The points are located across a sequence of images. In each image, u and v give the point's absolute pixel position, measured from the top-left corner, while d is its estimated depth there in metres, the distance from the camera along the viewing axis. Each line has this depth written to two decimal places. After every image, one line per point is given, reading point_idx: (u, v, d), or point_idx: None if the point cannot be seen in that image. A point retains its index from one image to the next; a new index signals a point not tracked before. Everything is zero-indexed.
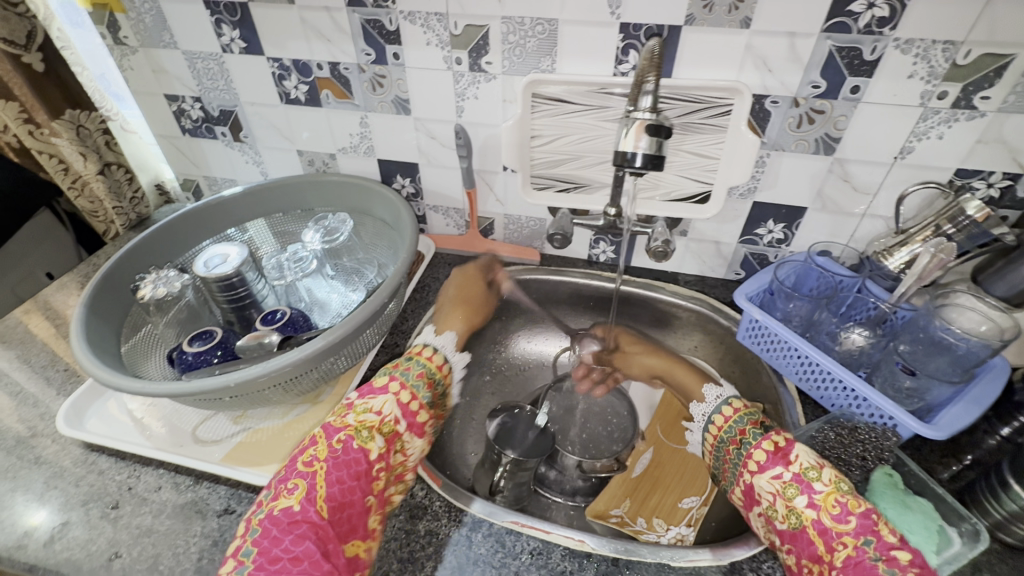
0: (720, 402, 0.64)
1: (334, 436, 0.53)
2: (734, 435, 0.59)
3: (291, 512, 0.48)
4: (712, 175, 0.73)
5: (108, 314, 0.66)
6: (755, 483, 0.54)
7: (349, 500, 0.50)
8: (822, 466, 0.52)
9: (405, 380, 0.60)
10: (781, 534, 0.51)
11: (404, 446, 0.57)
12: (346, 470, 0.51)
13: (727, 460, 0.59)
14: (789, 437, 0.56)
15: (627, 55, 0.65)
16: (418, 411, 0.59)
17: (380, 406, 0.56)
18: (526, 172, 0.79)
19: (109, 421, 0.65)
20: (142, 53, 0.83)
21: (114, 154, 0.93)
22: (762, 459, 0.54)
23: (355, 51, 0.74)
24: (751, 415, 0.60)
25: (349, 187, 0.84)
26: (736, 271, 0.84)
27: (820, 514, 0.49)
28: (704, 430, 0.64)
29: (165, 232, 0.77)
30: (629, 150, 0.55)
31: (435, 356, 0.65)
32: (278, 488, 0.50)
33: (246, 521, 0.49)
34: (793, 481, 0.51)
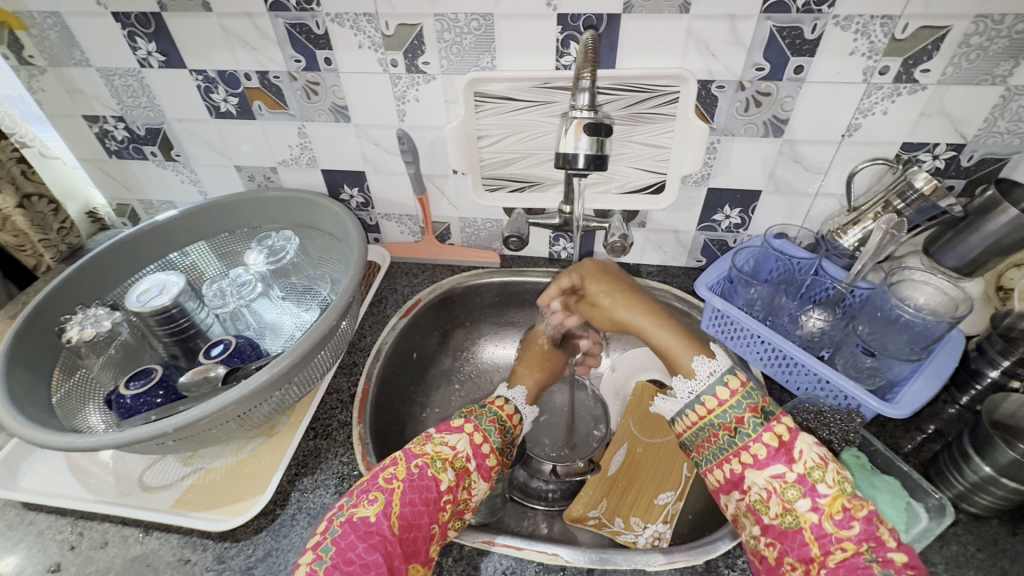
0: (714, 380, 0.54)
1: (412, 460, 0.50)
2: (728, 422, 0.52)
3: (367, 521, 0.45)
4: (665, 165, 0.72)
5: (35, 359, 0.61)
6: (748, 476, 0.50)
7: (417, 522, 0.47)
8: (828, 464, 0.48)
9: (478, 423, 0.57)
10: (768, 529, 0.48)
11: (471, 486, 0.53)
12: (419, 494, 0.48)
13: (711, 442, 0.53)
14: (791, 426, 0.50)
15: (568, 47, 0.63)
16: (489, 454, 0.55)
17: (455, 441, 0.53)
18: (476, 173, 0.76)
19: (47, 475, 0.61)
20: (52, 73, 0.76)
21: (33, 184, 0.85)
22: (763, 454, 0.49)
23: (284, 58, 0.69)
24: (750, 398, 0.52)
25: (293, 202, 0.80)
26: (697, 258, 0.84)
27: (821, 518, 0.46)
28: (687, 410, 0.55)
29: (94, 265, 0.71)
30: (570, 151, 0.53)
31: (507, 407, 0.61)
32: (357, 497, 0.48)
33: (325, 519, 0.47)
34: (795, 482, 0.47)
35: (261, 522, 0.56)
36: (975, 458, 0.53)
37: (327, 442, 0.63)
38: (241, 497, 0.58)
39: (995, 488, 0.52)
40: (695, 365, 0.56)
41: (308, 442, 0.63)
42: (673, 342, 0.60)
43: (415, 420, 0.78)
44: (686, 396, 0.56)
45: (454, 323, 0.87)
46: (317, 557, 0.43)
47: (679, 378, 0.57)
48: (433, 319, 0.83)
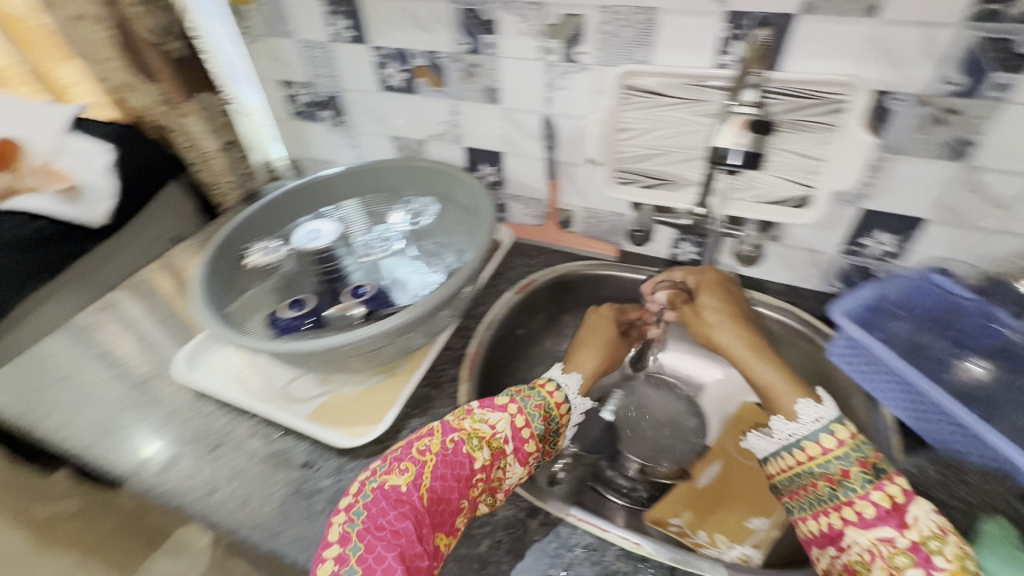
0: (817, 428, 0.52)
1: (448, 435, 0.53)
2: (830, 472, 0.50)
3: (398, 490, 0.48)
4: (816, 177, 0.67)
5: (222, 276, 0.75)
6: (848, 533, 0.47)
7: (446, 497, 0.49)
8: (949, 537, 0.44)
9: (523, 405, 0.57)
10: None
11: (506, 467, 0.54)
12: (450, 470, 0.50)
13: (809, 491, 0.51)
14: (906, 490, 0.47)
15: (730, 46, 0.62)
16: (528, 440, 0.56)
17: (494, 420, 0.55)
18: (611, 165, 0.77)
19: (214, 370, 0.73)
20: (264, 42, 0.90)
21: (234, 133, 1.05)
22: (869, 512, 0.46)
23: (452, 41, 0.76)
24: (859, 452, 0.50)
25: (436, 174, 0.87)
26: (831, 283, 0.77)
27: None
28: (783, 452, 0.54)
29: (272, 207, 0.84)
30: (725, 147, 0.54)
31: (557, 393, 0.61)
32: (391, 466, 0.51)
33: (361, 484, 0.51)
34: (907, 549, 0.44)
35: (373, 448, 0.63)
36: None
37: (437, 391, 0.70)
38: (362, 421, 0.65)
39: None
40: (797, 408, 0.55)
41: (422, 388, 0.70)
42: (774, 381, 0.58)
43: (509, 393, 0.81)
44: (783, 438, 0.55)
45: (562, 309, 0.89)
46: (349, 518, 0.47)
47: (779, 419, 0.56)
48: (545, 300, 0.86)
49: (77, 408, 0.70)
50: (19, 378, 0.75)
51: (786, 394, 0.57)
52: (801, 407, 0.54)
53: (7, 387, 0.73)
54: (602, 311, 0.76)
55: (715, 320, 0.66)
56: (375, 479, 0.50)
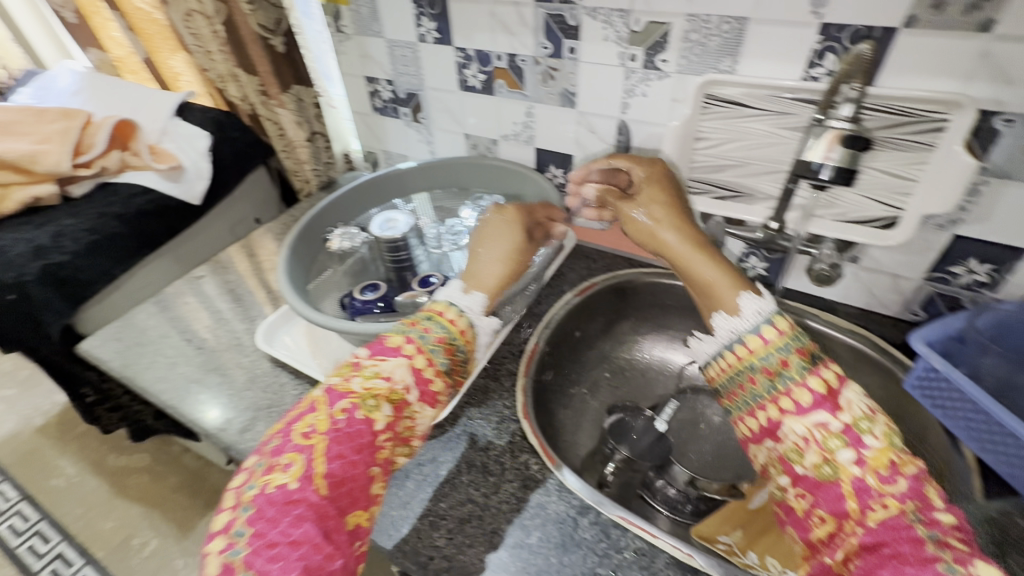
0: (760, 321, 0.49)
1: (336, 404, 0.49)
2: (770, 365, 0.47)
3: (287, 492, 0.43)
4: (906, 199, 0.64)
5: (305, 257, 0.80)
6: (785, 423, 0.45)
7: (346, 477, 0.46)
8: (877, 416, 0.44)
9: (421, 342, 0.53)
10: (799, 481, 0.44)
11: (414, 414, 0.52)
12: (348, 446, 0.47)
13: (744, 389, 0.48)
14: (840, 374, 0.46)
15: (823, 58, 0.60)
16: (433, 379, 0.53)
17: (389, 370, 0.51)
18: (683, 173, 0.76)
19: (290, 345, 0.78)
20: (355, 40, 0.96)
21: (320, 125, 1.12)
22: (806, 400, 0.45)
23: (534, 44, 0.78)
24: (797, 341, 0.47)
25: (507, 173, 0.90)
26: (914, 311, 0.73)
27: (863, 473, 0.42)
28: (724, 352, 0.50)
29: (350, 195, 0.89)
30: (816, 160, 0.53)
31: (459, 321, 0.56)
32: (273, 462, 0.45)
33: (236, 492, 0.45)
34: (840, 431, 0.43)
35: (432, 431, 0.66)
36: None
37: (494, 382, 0.72)
38: None
39: None
40: (739, 302, 0.51)
41: (480, 379, 0.72)
42: (717, 278, 0.53)
43: (565, 393, 0.82)
44: (725, 336, 0.51)
45: (620, 315, 0.89)
46: (229, 543, 0.41)
47: (721, 317, 0.51)
48: (606, 304, 0.87)
49: (170, 367, 0.77)
50: (122, 335, 0.83)
51: (727, 289, 0.52)
52: (743, 301, 0.51)
53: (113, 343, 0.82)
54: (506, 211, 0.66)
55: (656, 215, 0.59)
56: (254, 482, 0.45)
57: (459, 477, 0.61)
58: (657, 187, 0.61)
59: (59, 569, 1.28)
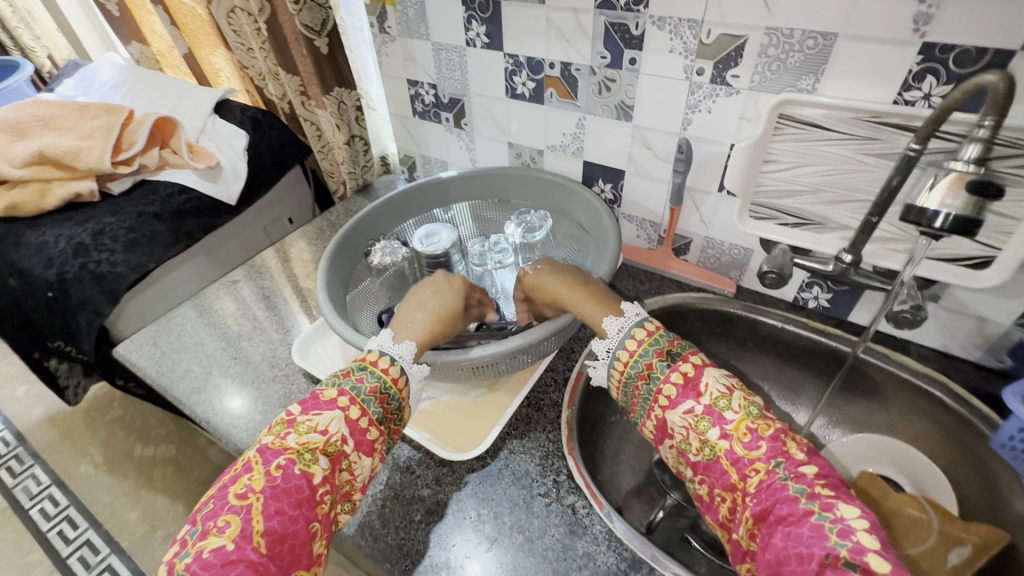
0: (623, 335, 0.56)
1: (272, 462, 0.47)
2: (640, 370, 0.54)
3: (224, 553, 0.42)
4: (1006, 238, 0.58)
5: (343, 269, 0.77)
6: (667, 418, 0.51)
7: (288, 532, 0.45)
8: (733, 393, 0.50)
9: (354, 394, 0.53)
10: (695, 467, 0.50)
11: (351, 466, 0.51)
12: (286, 502, 0.45)
13: (638, 393, 0.54)
14: (698, 363, 0.52)
15: (921, 80, 0.54)
16: (368, 428, 0.52)
17: (325, 424, 0.50)
18: (747, 198, 0.71)
19: (325, 359, 0.77)
20: (399, 42, 0.92)
21: (360, 128, 1.08)
22: (672, 394, 0.51)
23: (591, 54, 0.73)
24: (656, 344, 0.54)
25: (554, 187, 0.85)
26: (999, 357, 0.67)
27: (732, 445, 0.47)
28: (611, 368, 0.57)
29: (392, 204, 0.85)
30: (931, 206, 0.43)
31: (392, 368, 0.56)
32: (206, 526, 0.44)
33: (172, 565, 0.43)
34: (705, 414, 0.49)
35: (472, 464, 0.63)
36: None
37: (537, 414, 0.68)
38: (461, 434, 0.65)
39: None
40: (603, 323, 0.58)
41: (523, 409, 0.69)
42: (585, 305, 0.61)
43: (604, 422, 0.74)
44: (604, 356, 0.57)
45: None
46: None
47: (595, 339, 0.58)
48: None
49: (204, 378, 0.76)
50: (157, 340, 0.82)
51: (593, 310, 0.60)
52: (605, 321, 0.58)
53: (148, 348, 0.81)
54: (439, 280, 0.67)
55: (539, 274, 0.67)
56: (189, 552, 0.43)
57: (502, 518, 0.57)
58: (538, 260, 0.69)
59: (87, 557, 1.29)
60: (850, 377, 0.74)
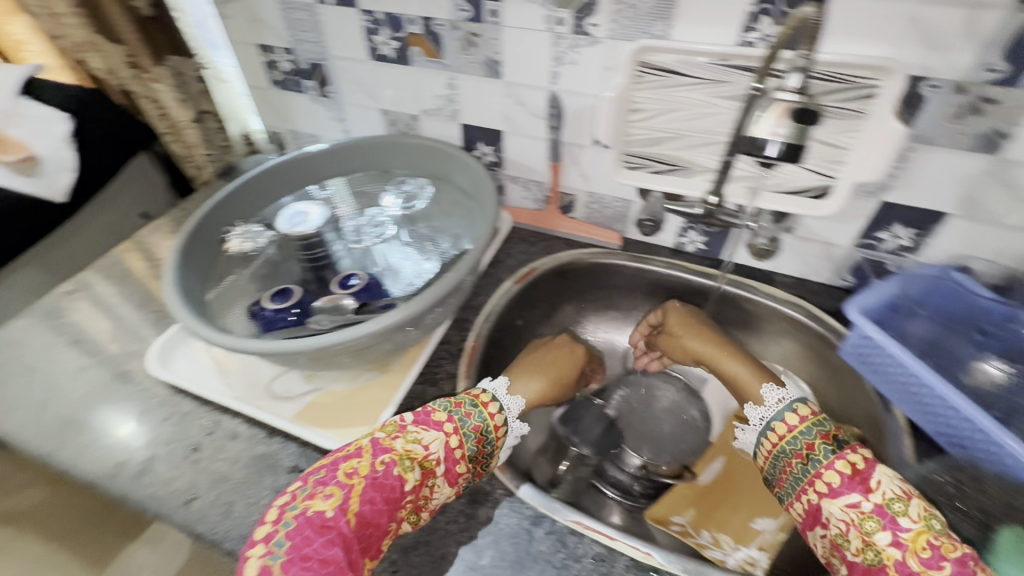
0: (782, 406, 0.58)
1: (379, 456, 0.49)
2: (799, 448, 0.54)
3: (323, 517, 0.45)
4: (838, 167, 0.63)
5: (200, 263, 0.69)
6: (824, 506, 0.49)
7: (376, 521, 0.46)
8: (912, 498, 0.47)
9: (459, 425, 0.54)
10: (853, 567, 0.47)
11: (433, 487, 0.51)
12: (381, 493, 0.47)
13: (788, 472, 0.54)
14: (867, 457, 0.51)
15: (758, 21, 0.57)
16: (460, 461, 0.53)
17: (428, 441, 0.51)
18: (619, 149, 0.71)
19: (192, 365, 0.68)
20: (240, 1, 0.82)
21: (208, 102, 0.97)
22: (835, 482, 0.49)
23: (451, 7, 0.69)
24: (821, 426, 0.55)
25: (431, 152, 0.81)
26: (844, 277, 0.75)
27: (905, 556, 0.45)
28: (761, 438, 0.58)
29: (252, 186, 0.77)
30: (764, 136, 0.48)
31: (497, 416, 0.57)
32: (314, 488, 0.47)
33: (280, 507, 0.47)
34: (873, 513, 0.47)
35: None
36: None
37: (433, 388, 0.66)
38: (355, 423, 0.62)
39: None
40: (763, 393, 0.61)
41: (418, 385, 0.66)
42: (744, 373, 0.65)
43: None
44: (758, 423, 0.60)
45: (564, 298, 0.84)
46: (268, 550, 0.43)
47: (750, 404, 0.62)
48: (544, 291, 0.82)
49: (43, 406, 0.65)
50: None
51: (753, 384, 0.64)
52: (766, 390, 0.61)
53: None
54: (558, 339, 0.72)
55: (676, 329, 0.74)
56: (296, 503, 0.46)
57: None
58: (680, 313, 0.75)
59: None
60: (727, 312, 0.79)
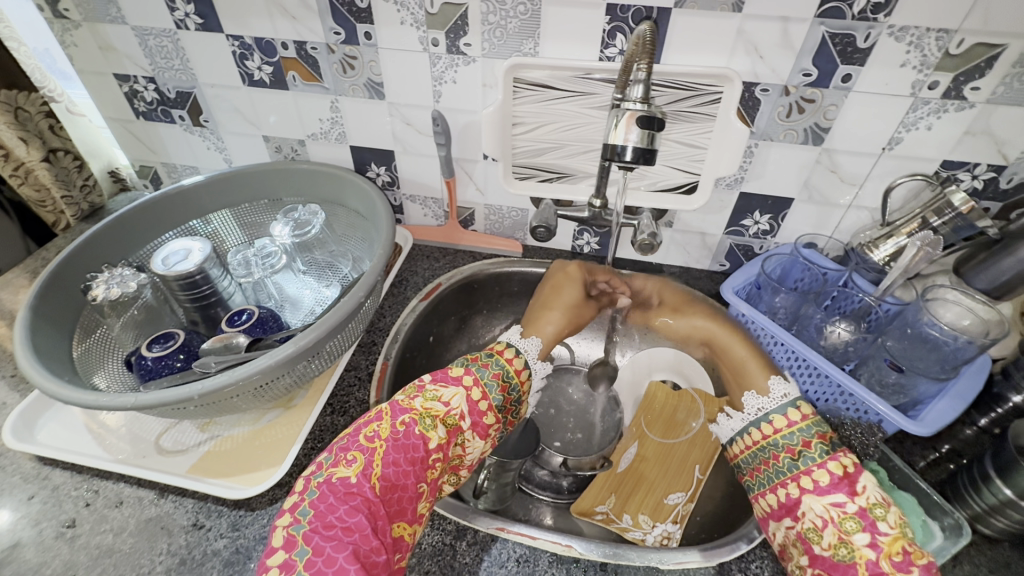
0: (785, 402, 0.56)
1: (398, 418, 0.50)
2: (792, 444, 0.53)
3: (347, 484, 0.45)
4: (700, 165, 0.71)
5: (58, 314, 0.62)
6: (805, 501, 0.50)
7: (401, 483, 0.47)
8: (890, 506, 0.48)
9: (479, 376, 0.56)
10: (817, 561, 0.48)
11: (465, 442, 0.54)
12: (404, 454, 0.48)
13: (769, 465, 0.54)
14: (856, 464, 0.51)
15: (613, 38, 0.62)
16: (486, 412, 0.55)
17: (448, 397, 0.53)
18: (507, 161, 0.76)
19: (62, 432, 0.61)
20: (87, 28, 0.76)
21: (59, 139, 0.86)
22: (824, 480, 0.49)
23: (323, 30, 0.68)
24: (819, 427, 0.54)
25: (321, 176, 0.78)
26: (720, 262, 0.83)
27: (878, 557, 0.45)
28: (749, 429, 0.57)
29: (119, 225, 0.70)
30: (619, 142, 0.52)
31: (518, 361, 0.61)
32: (338, 456, 0.48)
33: (305, 479, 0.47)
34: (855, 514, 0.47)
35: (276, 493, 0.57)
36: (996, 481, 0.53)
37: (343, 418, 0.64)
38: (258, 468, 0.58)
39: (1012, 512, 0.52)
40: (769, 384, 0.59)
41: (325, 417, 0.64)
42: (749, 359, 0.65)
43: None
44: (753, 413, 0.58)
45: (473, 310, 0.86)
46: (295, 519, 0.43)
47: (750, 393, 0.59)
48: (452, 304, 0.83)
49: None
50: None
51: (756, 375, 0.62)
52: (772, 381, 0.59)
53: None
54: (568, 266, 0.78)
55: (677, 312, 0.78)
56: (321, 471, 0.47)
57: None
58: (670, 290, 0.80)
59: None
60: None
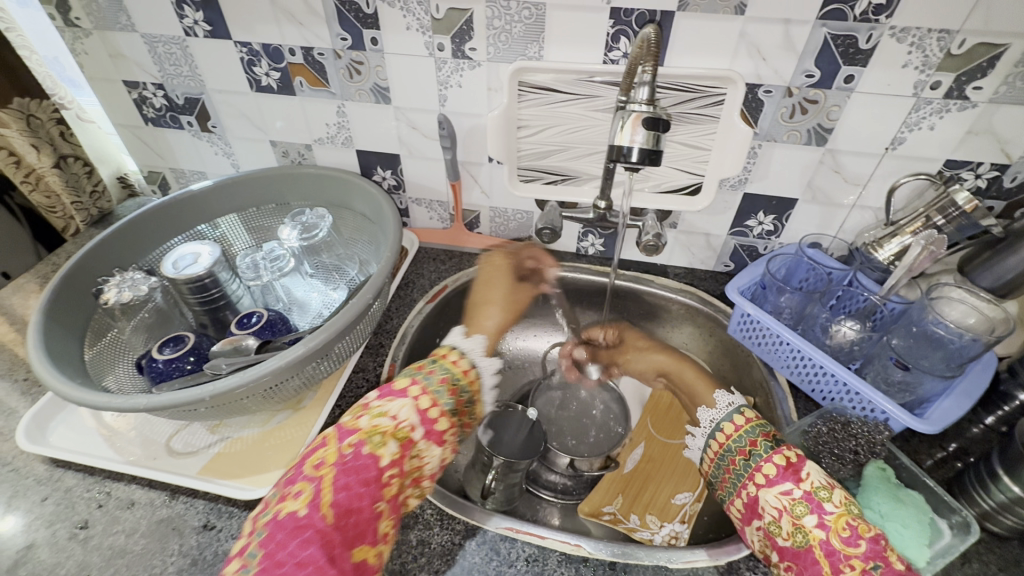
0: (731, 410, 0.60)
1: (345, 441, 0.48)
2: (742, 446, 0.55)
3: (295, 517, 0.43)
4: (704, 166, 0.71)
5: (70, 318, 0.62)
6: (761, 496, 0.51)
7: (356, 506, 0.45)
8: (834, 487, 0.49)
9: (427, 384, 0.54)
10: (783, 553, 0.48)
11: (421, 453, 0.51)
12: (355, 477, 0.46)
13: (730, 472, 0.55)
14: (799, 454, 0.53)
15: (617, 42, 0.62)
16: (439, 418, 0.53)
17: (396, 410, 0.51)
18: (513, 163, 0.76)
19: (75, 434, 0.62)
20: (97, 37, 0.77)
21: (70, 145, 0.87)
22: (772, 473, 0.51)
23: (330, 36, 0.69)
24: (762, 426, 0.56)
25: (327, 180, 0.79)
26: (725, 263, 0.83)
27: (829, 535, 0.46)
28: (708, 441, 0.59)
29: (129, 230, 0.71)
30: (625, 143, 0.53)
31: (463, 361, 0.59)
32: (285, 490, 0.46)
33: (253, 520, 0.45)
34: (802, 498, 0.49)
35: None
36: (1004, 479, 0.54)
37: None
38: (268, 468, 0.59)
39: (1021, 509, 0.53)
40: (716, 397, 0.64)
41: (334, 419, 0.64)
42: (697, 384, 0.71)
43: None
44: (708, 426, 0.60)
45: None
46: (242, 563, 0.41)
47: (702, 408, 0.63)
48: (458, 306, 0.84)
49: None
50: None
51: (705, 394, 0.68)
52: (717, 396, 0.64)
53: None
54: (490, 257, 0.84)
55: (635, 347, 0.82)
56: (268, 510, 0.45)
57: None
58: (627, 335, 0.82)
59: None
60: (630, 305, 0.85)
